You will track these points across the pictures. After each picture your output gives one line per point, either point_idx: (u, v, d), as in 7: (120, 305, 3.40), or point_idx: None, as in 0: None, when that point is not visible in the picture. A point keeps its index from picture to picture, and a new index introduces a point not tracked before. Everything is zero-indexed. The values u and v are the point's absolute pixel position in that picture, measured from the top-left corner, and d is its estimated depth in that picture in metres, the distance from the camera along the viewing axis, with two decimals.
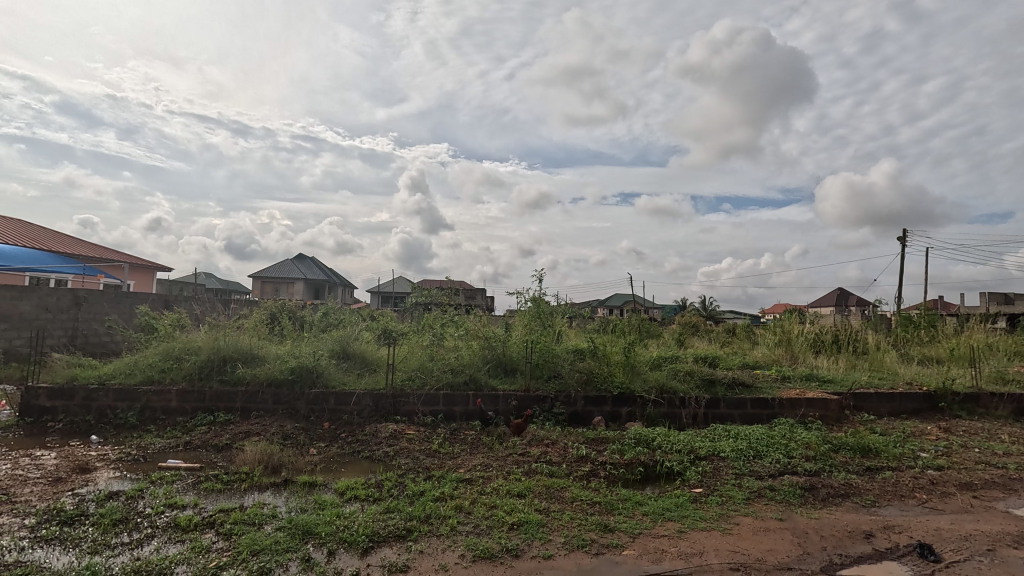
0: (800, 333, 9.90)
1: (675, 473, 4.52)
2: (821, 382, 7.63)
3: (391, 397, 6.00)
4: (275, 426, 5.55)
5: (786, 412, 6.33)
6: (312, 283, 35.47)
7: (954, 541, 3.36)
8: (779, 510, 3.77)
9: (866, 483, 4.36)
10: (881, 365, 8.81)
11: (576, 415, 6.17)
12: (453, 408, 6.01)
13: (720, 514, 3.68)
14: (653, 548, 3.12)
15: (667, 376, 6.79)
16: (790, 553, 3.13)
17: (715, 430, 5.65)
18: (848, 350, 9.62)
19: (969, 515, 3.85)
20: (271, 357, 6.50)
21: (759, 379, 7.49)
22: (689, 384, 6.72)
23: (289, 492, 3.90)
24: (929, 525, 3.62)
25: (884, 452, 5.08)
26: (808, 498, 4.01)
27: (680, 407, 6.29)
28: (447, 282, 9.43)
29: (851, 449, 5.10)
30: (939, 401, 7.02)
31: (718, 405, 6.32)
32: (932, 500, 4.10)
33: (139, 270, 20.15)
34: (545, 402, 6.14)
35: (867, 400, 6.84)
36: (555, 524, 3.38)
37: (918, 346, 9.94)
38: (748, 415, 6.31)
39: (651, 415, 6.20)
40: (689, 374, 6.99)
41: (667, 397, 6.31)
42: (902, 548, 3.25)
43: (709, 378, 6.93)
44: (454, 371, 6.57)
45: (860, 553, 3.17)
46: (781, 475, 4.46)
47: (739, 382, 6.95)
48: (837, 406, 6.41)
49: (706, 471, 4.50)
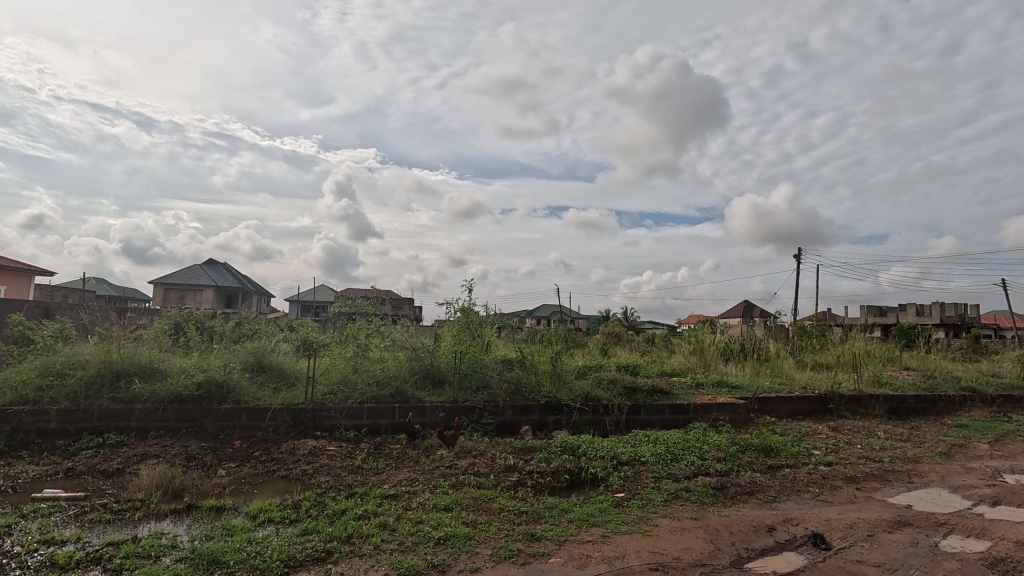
0: (711, 342, 10.62)
1: (599, 479, 4.65)
2: (731, 387, 8.21)
3: (311, 412, 5.69)
4: (177, 446, 5.08)
5: (700, 416, 6.75)
6: (224, 291, 33.04)
7: (841, 530, 3.72)
8: (694, 510, 3.99)
9: (769, 480, 4.73)
10: (781, 371, 9.67)
11: (504, 425, 6.19)
12: (378, 421, 5.81)
13: (641, 516, 3.83)
14: (578, 554, 3.19)
15: (592, 385, 7.01)
16: (703, 550, 3.32)
17: (636, 435, 5.89)
18: (753, 356, 10.46)
19: (853, 505, 4.28)
20: (174, 371, 5.95)
21: (675, 385, 7.93)
22: (613, 392, 6.96)
23: (193, 518, 3.57)
24: (821, 516, 3.99)
25: (783, 451, 5.56)
26: (719, 497, 4.28)
27: (604, 414, 6.48)
28: (371, 291, 9.12)
29: (756, 449, 5.53)
30: (829, 403, 7.80)
31: (639, 411, 6.60)
32: (823, 493, 4.53)
33: (12, 274, 17.72)
34: (474, 413, 6.10)
35: (769, 403, 7.43)
36: (483, 536, 3.36)
37: (811, 352, 11.01)
38: (666, 420, 6.64)
39: (577, 423, 6.36)
40: (612, 382, 7.25)
41: (592, 404, 6.49)
42: (799, 539, 3.54)
43: (631, 386, 7.23)
44: (380, 383, 6.35)
45: (764, 546, 3.42)
46: (696, 476, 4.73)
47: (658, 390, 7.31)
48: (743, 409, 6.94)
49: (628, 475, 4.68)
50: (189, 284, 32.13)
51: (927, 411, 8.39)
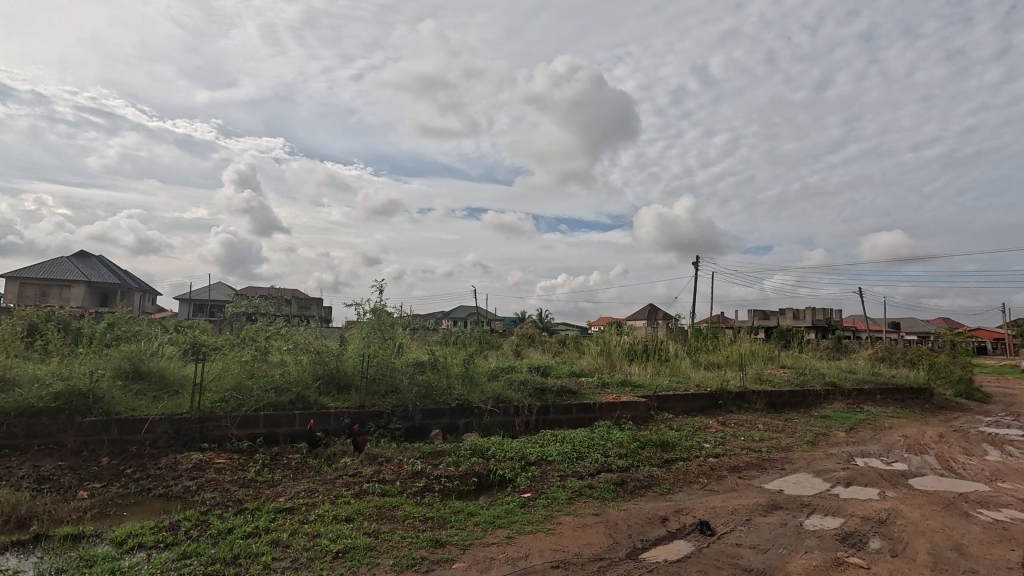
0: (618, 343, 11.17)
1: (506, 480, 4.70)
2: (634, 386, 8.68)
3: (197, 422, 5.20)
4: (26, 467, 4.40)
5: (605, 415, 7.06)
6: (99, 287, 29.31)
7: (723, 516, 4.06)
8: (596, 506, 4.16)
9: (664, 473, 5.06)
10: (678, 370, 10.40)
11: (413, 430, 6.05)
12: (276, 430, 5.43)
13: (545, 515, 3.92)
14: (482, 558, 3.19)
15: (503, 386, 7.08)
16: (603, 544, 3.46)
17: (545, 435, 6.03)
18: (655, 357, 11.15)
19: (735, 492, 4.69)
20: (25, 379, 5.16)
21: (583, 385, 8.23)
22: (523, 393, 7.07)
23: (42, 550, 3.10)
24: (707, 504, 4.33)
25: (678, 445, 5.97)
26: (619, 492, 4.50)
27: (514, 415, 6.57)
28: (272, 290, 8.52)
29: (654, 445, 5.88)
30: (719, 399, 8.51)
31: (548, 411, 6.77)
32: (710, 483, 4.92)
33: None
34: (381, 418, 5.90)
35: (667, 401, 7.95)
36: (385, 546, 3.25)
37: (705, 352, 11.96)
38: (574, 420, 6.87)
39: (487, 424, 6.37)
40: (523, 383, 7.37)
41: (502, 406, 6.55)
42: (687, 528, 3.81)
43: (541, 387, 7.39)
44: (278, 389, 5.93)
45: (657, 537, 3.63)
46: (598, 473, 4.94)
47: (566, 390, 7.54)
48: (644, 407, 7.36)
49: (534, 475, 4.77)
50: (53, 279, 28.11)
51: (799, 404, 9.44)
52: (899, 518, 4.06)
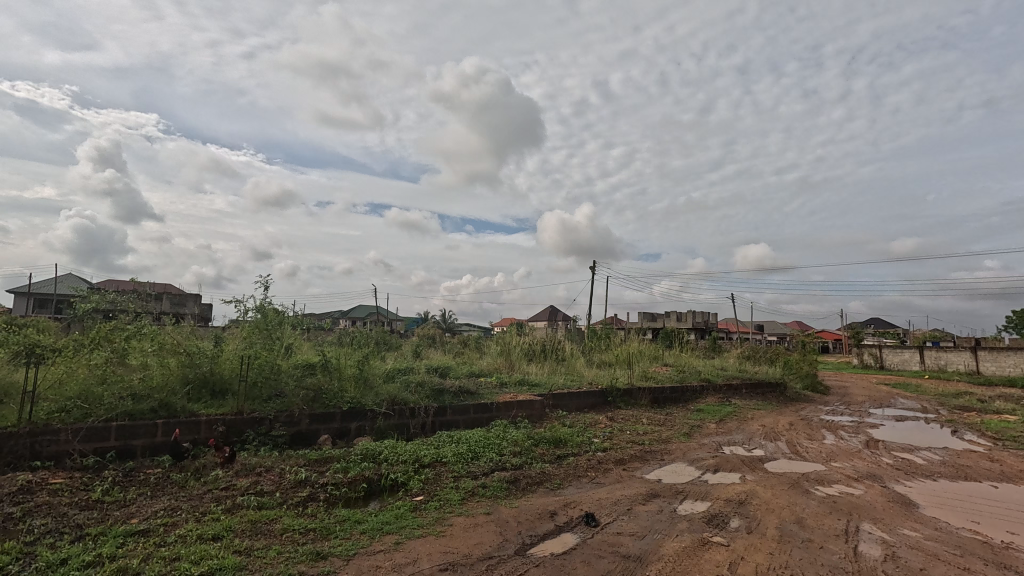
0: (517, 343, 11.39)
1: (398, 484, 4.56)
2: (531, 385, 8.90)
3: (27, 437, 4.42)
4: None
5: (501, 414, 7.15)
6: None
7: (607, 507, 4.28)
8: (488, 505, 4.18)
9: (555, 469, 5.23)
10: (573, 369, 10.85)
11: (299, 436, 5.66)
12: (132, 443, 4.79)
13: (436, 518, 3.86)
14: (367, 567, 3.05)
15: (399, 388, 6.88)
16: (492, 543, 3.48)
17: (440, 437, 5.96)
18: (552, 356, 11.53)
19: (619, 484, 4.98)
20: None
21: (482, 386, 8.27)
22: (420, 395, 6.93)
23: None
24: (594, 497, 4.55)
25: (569, 441, 6.21)
26: (512, 489, 4.58)
27: (410, 417, 6.40)
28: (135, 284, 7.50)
29: (547, 442, 6.07)
30: (609, 396, 9.01)
31: (445, 413, 6.71)
32: (597, 476, 5.18)
33: None
34: (262, 425, 5.45)
35: (562, 399, 8.25)
36: (258, 564, 2.99)
37: (598, 352, 12.61)
38: (471, 420, 6.87)
39: (381, 428, 6.14)
40: (420, 384, 7.23)
41: (398, 408, 6.35)
42: (574, 520, 3.96)
43: (438, 388, 7.30)
44: (137, 397, 5.24)
45: (545, 531, 3.74)
46: (492, 472, 4.98)
47: (464, 390, 7.52)
48: (540, 406, 7.58)
49: (428, 478, 4.69)
50: None
51: (678, 399, 10.29)
52: (755, 498, 4.58)
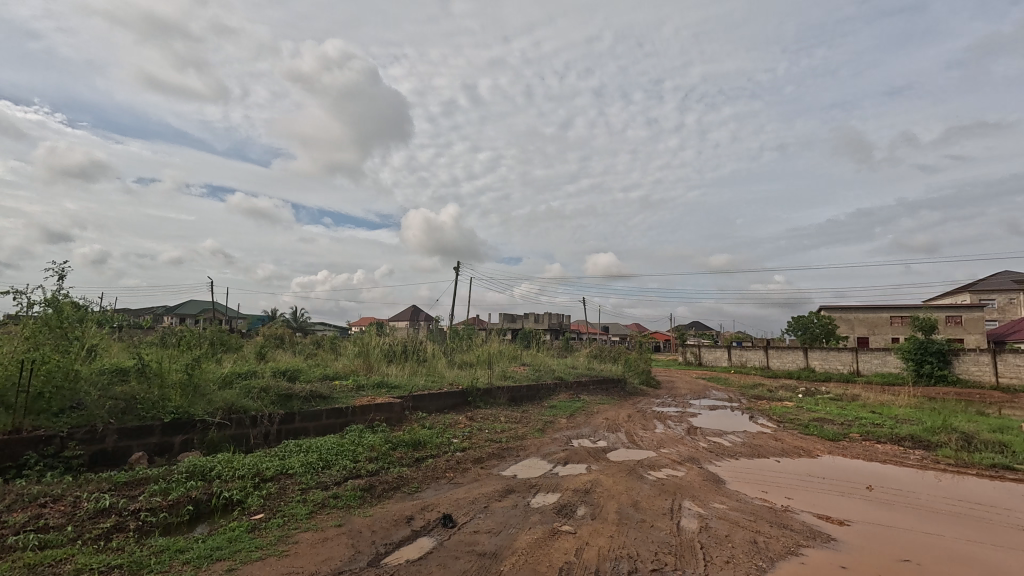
0: (376, 344, 10.93)
1: (233, 503, 4.06)
2: (390, 388, 8.61)
3: None
4: None
5: (357, 419, 6.80)
6: None
7: (465, 507, 4.31)
8: (339, 517, 3.93)
9: (413, 472, 5.12)
10: (434, 370, 10.76)
11: (102, 456, 4.72)
12: None
13: (279, 536, 3.51)
14: None
15: (238, 394, 6.14)
16: (343, 556, 3.27)
17: (287, 446, 5.46)
18: (413, 357, 11.30)
19: (477, 482, 5.05)
20: None
21: (336, 389, 7.77)
22: (264, 401, 6.26)
23: None
24: (451, 497, 4.54)
25: (428, 443, 6.13)
26: (366, 497, 4.37)
27: (250, 427, 5.74)
28: None
29: (405, 445, 5.92)
30: (469, 396, 9.12)
31: (293, 420, 6.16)
32: (456, 476, 5.19)
33: None
34: (49, 445, 4.43)
35: (422, 400, 8.13)
36: None
37: (460, 352, 12.70)
38: (322, 426, 6.41)
39: (214, 440, 5.40)
40: (265, 390, 6.53)
41: (236, 417, 5.65)
42: (431, 524, 3.91)
43: (286, 393, 6.67)
44: None
45: (401, 538, 3.63)
46: (345, 480, 4.70)
47: (316, 395, 6.98)
48: (399, 408, 7.38)
49: (270, 493, 4.25)
50: None
51: (534, 396, 10.83)
52: (598, 486, 5.00)
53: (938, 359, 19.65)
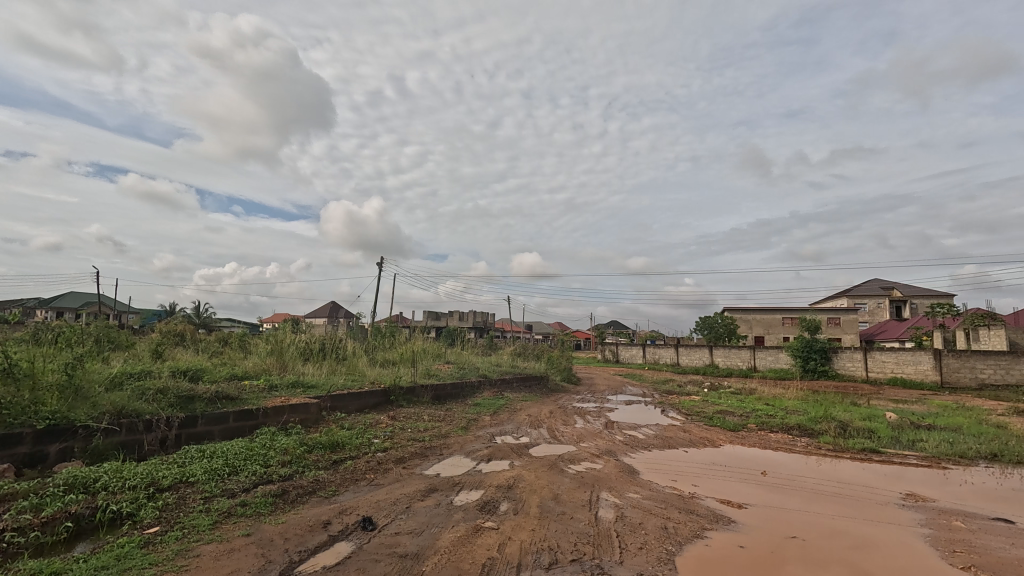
0: (291, 342, 10.34)
1: (122, 517, 3.66)
2: (305, 387, 8.18)
3: None
4: None
5: (269, 421, 6.40)
6: None
7: (386, 508, 4.20)
8: (248, 525, 3.67)
9: (331, 476, 4.90)
10: (355, 368, 10.38)
11: None
12: None
13: (177, 550, 3.22)
14: None
15: (130, 397, 5.55)
16: (252, 567, 3.07)
17: (187, 452, 5.02)
18: (331, 356, 10.81)
19: (398, 483, 4.94)
20: None
21: (245, 390, 7.25)
22: (161, 404, 5.71)
23: None
24: (371, 499, 4.41)
25: (347, 445, 5.91)
26: (278, 504, 4.11)
27: (144, 432, 5.20)
28: None
29: (322, 447, 5.65)
30: (391, 395, 8.89)
31: (195, 423, 5.67)
32: (376, 478, 5.04)
33: None
34: None
35: (341, 400, 7.80)
36: None
37: (382, 350, 12.34)
38: (229, 430, 5.97)
39: (99, 448, 4.83)
40: (162, 392, 5.95)
41: (126, 422, 5.09)
42: (350, 528, 3.77)
43: (187, 395, 6.12)
44: None
45: (317, 544, 3.46)
46: (255, 487, 4.40)
47: (222, 396, 6.46)
48: (315, 409, 7.05)
49: (167, 504, 3.88)
50: None
51: (458, 395, 10.79)
52: (521, 482, 5.08)
53: (821, 356, 22.02)
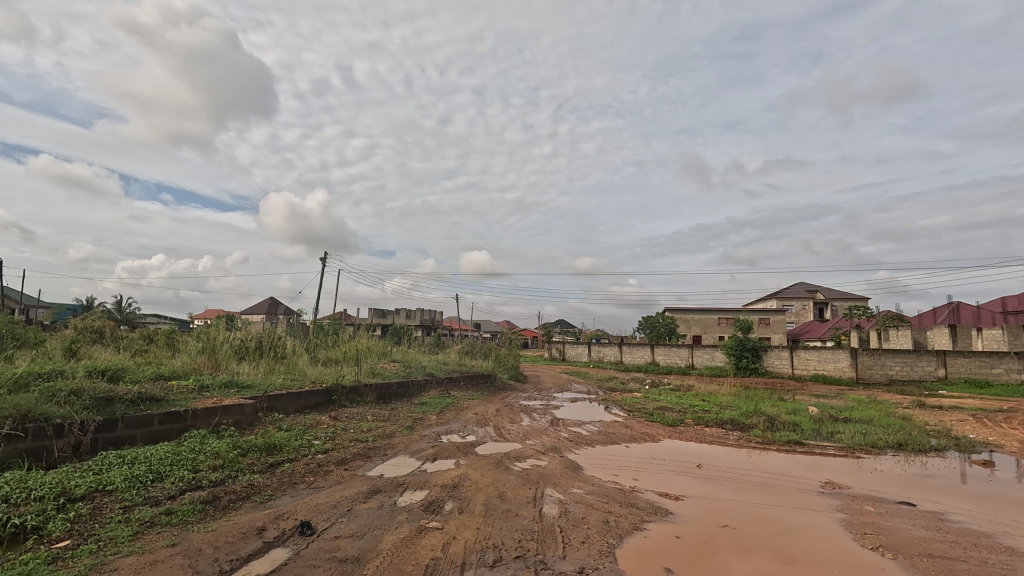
0: (225, 340, 9.78)
1: (26, 531, 3.33)
2: (240, 388, 7.76)
3: None
4: None
5: (198, 423, 6.04)
6: None
7: (325, 511, 4.06)
8: (173, 535, 3.44)
9: (266, 480, 4.68)
10: (295, 367, 9.97)
11: None
12: None
13: (91, 565, 2.97)
14: None
15: (38, 399, 5.05)
16: None
17: (105, 458, 4.64)
18: (269, 354, 10.32)
19: (339, 485, 4.79)
20: None
21: (172, 391, 6.79)
22: (74, 406, 5.24)
23: None
24: (310, 503, 4.25)
25: (285, 446, 5.67)
26: (208, 511, 3.88)
27: (53, 438, 4.75)
28: None
29: (257, 450, 5.39)
30: (333, 395, 8.61)
31: (113, 427, 5.25)
32: (315, 480, 4.87)
33: None
34: None
35: (278, 400, 7.46)
36: None
37: (324, 348, 11.93)
38: (153, 433, 5.57)
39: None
40: (75, 394, 5.46)
41: (33, 427, 4.63)
42: (286, 533, 3.62)
43: (105, 397, 5.66)
44: None
45: (250, 552, 3.29)
46: (181, 494, 4.13)
47: (145, 397, 6.01)
48: (250, 410, 6.72)
49: (80, 515, 3.57)
50: None
51: (403, 394, 10.61)
52: (466, 480, 5.06)
53: (753, 354, 23.37)
